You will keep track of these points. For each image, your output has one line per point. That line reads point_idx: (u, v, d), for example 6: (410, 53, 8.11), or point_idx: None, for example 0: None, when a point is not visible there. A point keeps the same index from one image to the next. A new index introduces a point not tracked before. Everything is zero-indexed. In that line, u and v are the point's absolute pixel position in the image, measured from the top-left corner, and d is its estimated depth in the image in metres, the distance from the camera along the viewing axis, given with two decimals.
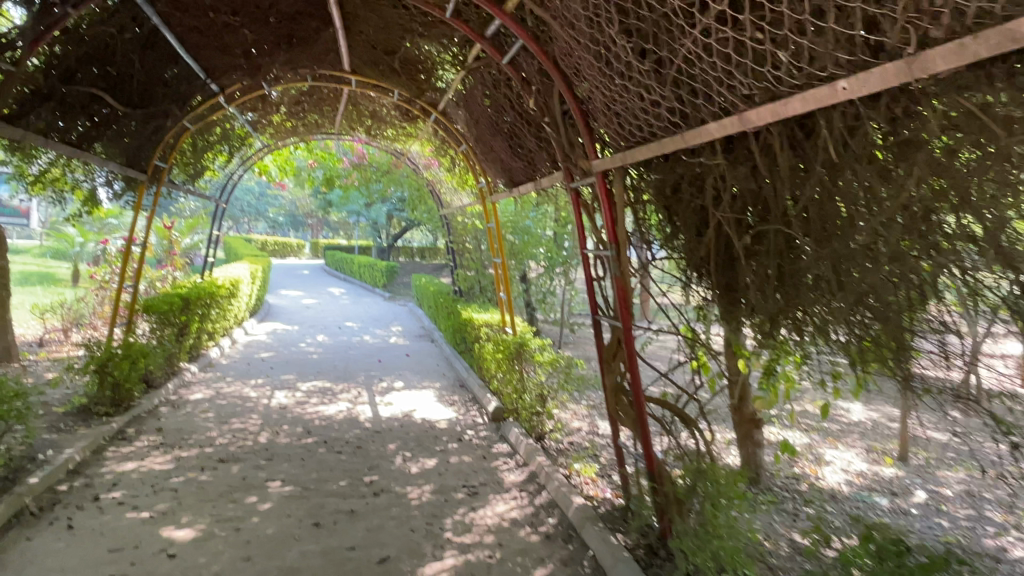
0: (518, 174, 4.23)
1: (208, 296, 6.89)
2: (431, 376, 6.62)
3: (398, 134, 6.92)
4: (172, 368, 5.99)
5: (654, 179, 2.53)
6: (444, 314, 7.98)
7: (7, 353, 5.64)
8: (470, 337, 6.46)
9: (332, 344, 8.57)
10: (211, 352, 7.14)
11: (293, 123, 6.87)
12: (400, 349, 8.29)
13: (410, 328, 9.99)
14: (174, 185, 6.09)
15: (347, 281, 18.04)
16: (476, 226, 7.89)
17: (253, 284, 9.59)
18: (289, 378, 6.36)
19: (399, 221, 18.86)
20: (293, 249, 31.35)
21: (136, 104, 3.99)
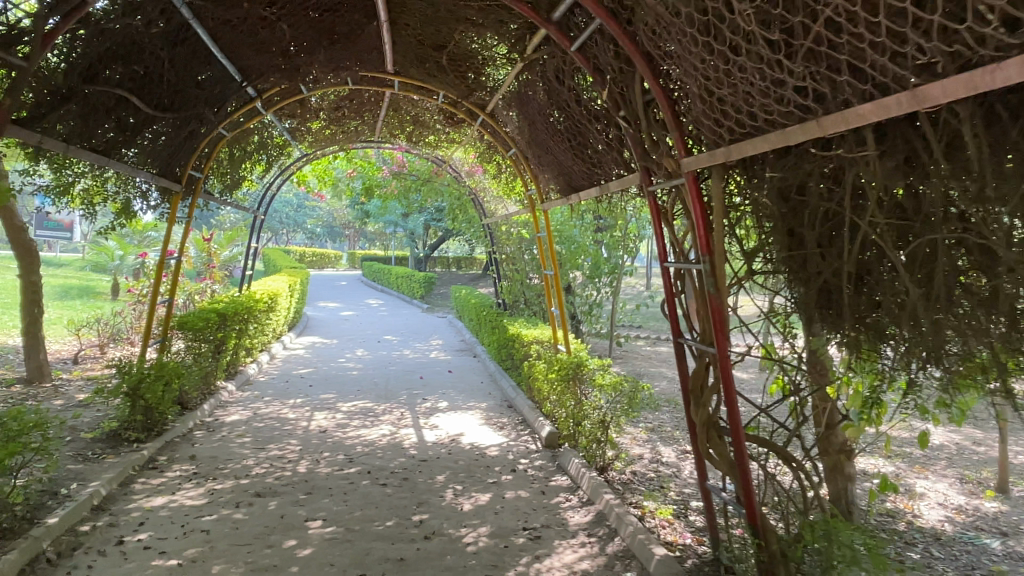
0: (579, 179, 3.84)
1: (245, 311, 6.63)
2: (477, 395, 6.23)
3: (441, 141, 6.58)
4: (208, 387, 5.72)
5: (770, 179, 2.05)
6: (489, 328, 7.60)
7: (40, 373, 5.50)
8: (519, 355, 6.05)
9: (372, 359, 8.26)
10: (249, 369, 6.88)
11: (332, 131, 6.59)
12: (442, 364, 7.95)
13: (451, 342, 9.63)
14: (211, 197, 5.84)
15: (385, 292, 17.83)
16: (522, 236, 7.50)
17: (292, 297, 9.36)
18: (329, 397, 6.03)
19: (436, 231, 18.61)
20: (331, 260, 31.37)
21: (167, 108, 3.70)
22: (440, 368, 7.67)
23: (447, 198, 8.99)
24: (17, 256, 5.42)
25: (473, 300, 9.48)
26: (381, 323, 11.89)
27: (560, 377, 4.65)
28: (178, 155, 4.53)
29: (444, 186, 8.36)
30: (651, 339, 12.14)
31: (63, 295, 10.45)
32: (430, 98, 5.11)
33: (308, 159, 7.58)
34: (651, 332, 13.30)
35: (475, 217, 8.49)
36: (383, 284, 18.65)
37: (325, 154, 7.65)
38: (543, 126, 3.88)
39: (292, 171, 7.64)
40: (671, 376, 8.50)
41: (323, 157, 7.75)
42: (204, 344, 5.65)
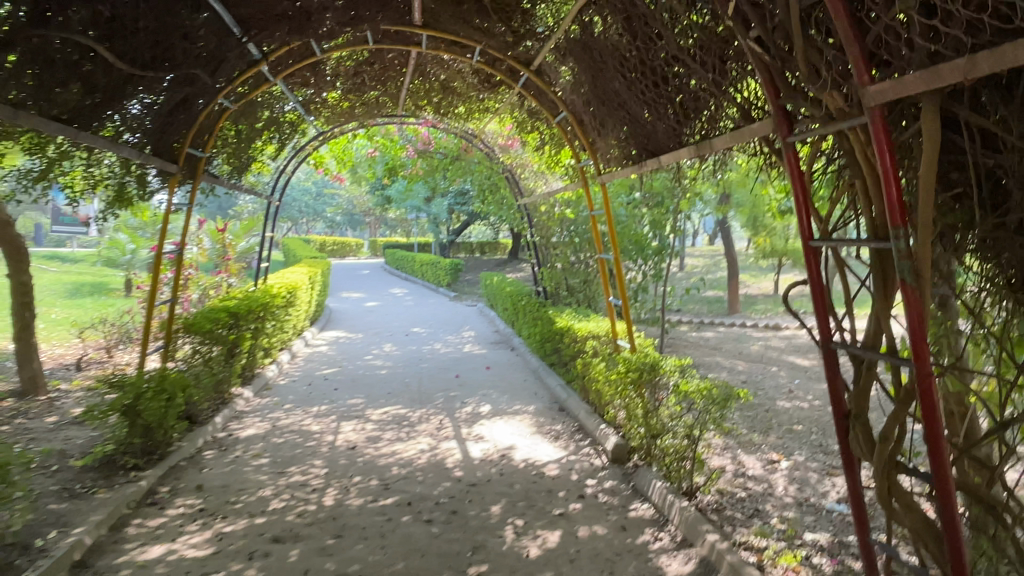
0: (660, 139, 3.10)
1: (261, 307, 5.98)
2: (522, 397, 5.51)
3: (473, 110, 5.84)
4: (221, 396, 5.07)
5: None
6: (530, 320, 6.86)
7: (34, 384, 4.84)
8: (570, 350, 5.33)
9: (400, 354, 7.60)
10: (268, 371, 6.24)
11: (350, 103, 5.89)
12: (478, 360, 7.25)
13: (484, 333, 8.92)
14: (218, 180, 5.17)
15: (408, 280, 17.16)
16: (565, 216, 6.75)
17: (313, 290, 8.71)
18: (357, 404, 5.35)
19: (460, 214, 17.87)
20: (352, 249, 30.80)
21: (147, 64, 2.97)
22: (476, 364, 6.97)
23: (476, 178, 8.26)
24: (4, 254, 4.77)
25: (507, 288, 8.76)
26: (407, 314, 11.22)
27: (629, 380, 3.92)
28: (173, 129, 3.86)
29: (473, 164, 7.63)
30: (695, 324, 11.33)
31: (72, 293, 9.87)
32: (464, 58, 4.37)
33: (326, 139, 6.89)
34: (692, 317, 12.47)
35: (509, 199, 7.75)
36: (407, 273, 17.99)
37: (343, 132, 6.94)
38: (614, 75, 3.14)
39: (309, 153, 6.96)
40: (728, 366, 7.72)
41: (341, 135, 7.06)
42: (214, 346, 4.99)
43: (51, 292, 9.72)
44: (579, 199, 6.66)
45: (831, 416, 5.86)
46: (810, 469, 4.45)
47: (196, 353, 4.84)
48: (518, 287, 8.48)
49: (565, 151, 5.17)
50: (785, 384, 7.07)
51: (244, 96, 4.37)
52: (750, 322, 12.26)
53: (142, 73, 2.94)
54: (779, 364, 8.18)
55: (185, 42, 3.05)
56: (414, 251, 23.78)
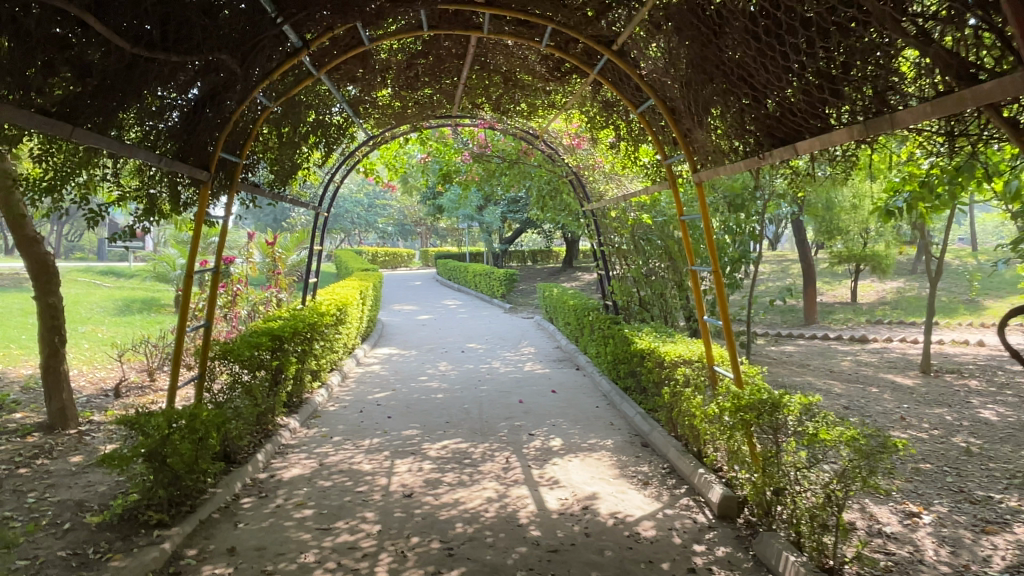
0: (799, 119, 2.44)
1: (309, 325, 5.48)
2: (597, 429, 4.84)
3: (538, 106, 5.24)
4: (263, 429, 4.55)
5: None
6: (600, 337, 6.18)
7: (63, 416, 4.45)
8: (653, 376, 4.64)
9: (457, 374, 7.02)
10: (317, 396, 5.72)
11: (402, 102, 5.36)
12: (541, 381, 6.60)
13: (545, 350, 8.29)
14: (260, 191, 4.68)
15: (461, 291, 16.66)
16: (638, 222, 6.07)
17: (364, 305, 8.22)
18: (412, 436, 4.76)
19: (514, 223, 17.31)
20: (404, 259, 30.57)
21: (156, 43, 2.44)
22: (539, 386, 6.33)
23: (536, 183, 7.65)
24: (31, 274, 4.38)
25: (570, 299, 8.11)
26: (462, 328, 10.67)
27: (741, 420, 3.24)
28: (204, 128, 3.35)
29: (534, 168, 7.02)
30: (772, 338, 10.44)
31: (121, 310, 9.62)
32: (531, 43, 3.77)
33: (376, 145, 6.39)
34: (766, 329, 11.57)
35: (573, 205, 7.09)
36: (459, 284, 17.50)
37: (394, 136, 6.43)
38: (734, 40, 2.48)
39: (358, 160, 6.47)
40: (822, 388, 6.88)
41: (393, 140, 6.55)
42: (257, 372, 4.49)
43: (101, 310, 9.49)
44: (654, 202, 5.98)
45: (959, 452, 5.00)
46: (959, 525, 3.66)
47: (237, 383, 4.33)
48: (581, 300, 7.82)
49: (646, 148, 4.51)
50: (893, 411, 6.21)
51: (284, 93, 3.83)
52: (831, 335, 11.28)
53: (150, 55, 2.42)
54: (879, 384, 7.29)
55: (205, 19, 2.51)
56: (466, 260, 23.32)
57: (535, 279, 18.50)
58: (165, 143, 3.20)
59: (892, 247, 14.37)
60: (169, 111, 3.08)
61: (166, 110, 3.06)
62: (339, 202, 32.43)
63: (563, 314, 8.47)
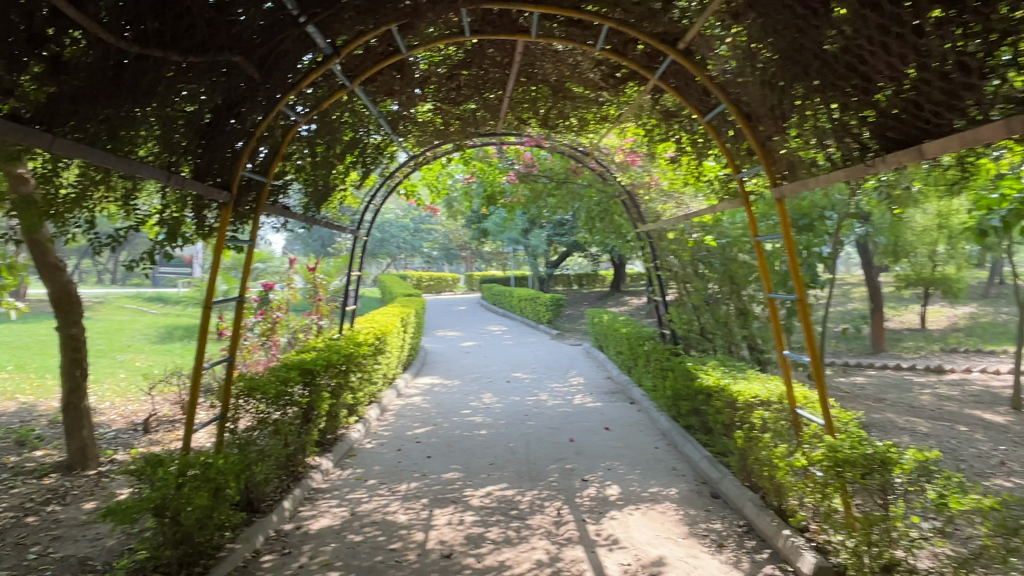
0: (927, 112, 1.99)
1: (345, 355, 5.15)
2: (659, 476, 4.34)
3: (591, 119, 4.85)
4: (293, 471, 4.19)
5: None
6: (657, 370, 5.68)
7: (82, 455, 4.18)
8: (722, 416, 4.13)
9: (503, 407, 6.58)
10: (352, 432, 5.36)
11: (444, 119, 5.03)
12: (592, 415, 6.13)
13: (595, 381, 7.79)
14: (292, 213, 4.38)
15: (506, 317, 16.26)
16: (699, 242, 5.59)
17: (405, 333, 7.88)
18: (453, 481, 4.34)
19: (560, 247, 16.89)
20: (448, 283, 30.42)
21: (148, 40, 2.13)
22: (591, 421, 5.85)
23: (585, 204, 7.24)
24: (53, 303, 4.14)
25: (621, 326, 7.63)
26: (506, 356, 10.26)
27: (839, 476, 2.78)
28: (221, 144, 3.02)
29: (583, 188, 6.61)
30: (839, 368, 9.71)
31: (163, 338, 9.50)
32: (584, 47, 3.36)
33: (417, 165, 6.08)
34: (832, 358, 10.81)
35: (626, 226, 6.63)
36: (504, 309, 17.12)
37: (436, 156, 6.11)
38: (843, 14, 2.03)
39: (399, 181, 6.16)
40: (905, 426, 6.21)
41: (435, 160, 6.23)
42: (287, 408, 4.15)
43: (142, 338, 9.38)
44: (716, 222, 5.49)
45: None
46: None
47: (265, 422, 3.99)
48: (634, 327, 7.33)
49: (712, 162, 4.06)
50: (991, 454, 5.50)
51: (314, 107, 3.51)
52: (903, 364, 10.47)
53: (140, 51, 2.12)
54: (969, 422, 6.56)
55: (211, 12, 2.18)
56: (511, 284, 22.96)
57: (581, 304, 18.00)
58: (181, 160, 2.89)
59: (965, 269, 13.45)
60: (180, 122, 2.75)
61: (176, 121, 2.73)
62: (385, 227, 32.57)
63: (615, 342, 7.97)
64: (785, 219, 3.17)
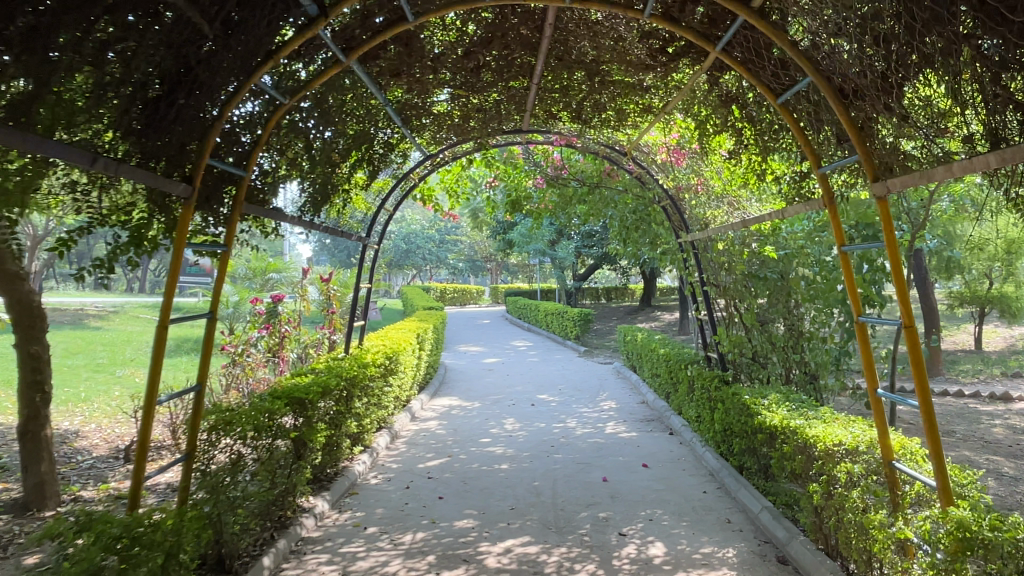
0: None
1: (348, 378, 4.53)
2: (711, 532, 3.64)
3: (632, 108, 4.21)
4: (280, 517, 3.57)
5: None
6: (703, 399, 4.98)
7: (40, 492, 3.63)
8: (791, 463, 3.42)
9: (527, 435, 5.91)
10: (356, 465, 4.74)
11: (463, 110, 4.41)
12: (627, 448, 5.43)
13: (628, 406, 7.08)
14: (286, 216, 3.80)
15: (531, 331, 15.59)
16: (753, 253, 4.89)
17: (422, 350, 7.26)
18: (466, 531, 3.68)
19: (588, 259, 16.19)
20: (472, 295, 29.92)
21: None
22: (626, 456, 5.16)
23: (620, 211, 6.58)
24: (11, 315, 3.61)
25: (659, 346, 6.91)
26: (531, 375, 9.58)
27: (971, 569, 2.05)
28: (175, 125, 2.46)
29: (619, 192, 5.95)
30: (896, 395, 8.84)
31: (170, 351, 9.00)
32: (629, 13, 2.66)
33: (435, 166, 5.48)
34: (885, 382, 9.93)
35: (666, 236, 5.95)
36: (529, 324, 16.45)
37: (456, 155, 5.50)
38: None
39: (414, 184, 5.57)
40: (989, 467, 5.39)
41: (455, 160, 5.63)
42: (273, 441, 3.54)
43: (148, 351, 8.90)
44: (773, 231, 4.79)
45: None
46: None
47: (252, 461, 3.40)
48: (673, 348, 6.61)
49: (781, 156, 3.38)
50: None
51: (299, 88, 2.88)
52: (965, 390, 9.55)
53: None
54: None
55: None
56: (536, 298, 22.28)
57: (610, 320, 17.26)
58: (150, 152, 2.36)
59: None
60: (110, 96, 2.19)
61: (103, 95, 2.17)
62: (410, 238, 32.14)
63: (650, 364, 7.25)
64: (889, 222, 2.47)
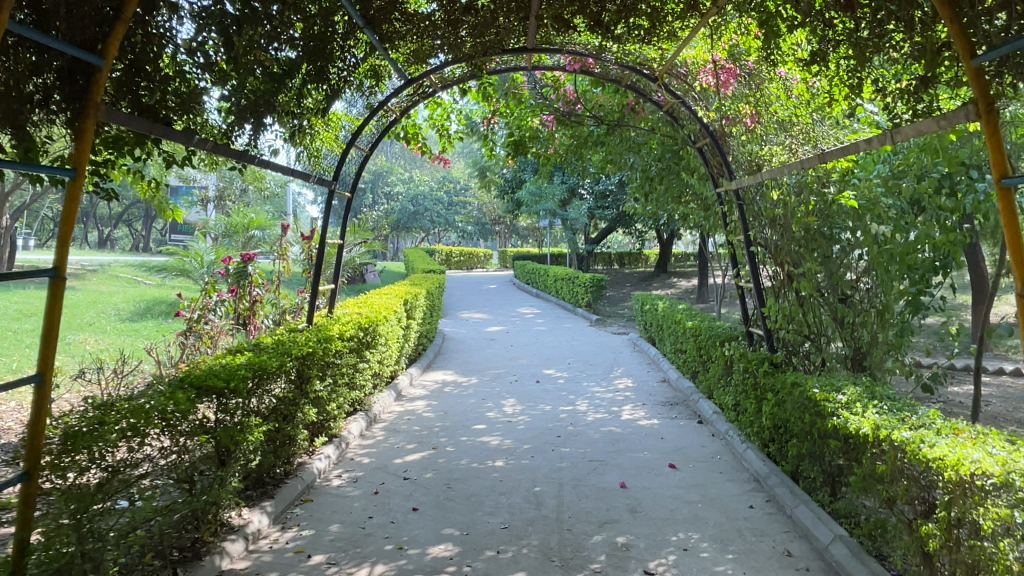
0: None
1: (303, 356, 3.60)
2: (769, 570, 2.72)
3: (673, 4, 3.17)
4: (193, 541, 2.68)
5: None
6: (746, 386, 4.02)
7: None
8: (887, 489, 2.47)
9: (529, 421, 5.00)
10: (316, 461, 3.84)
11: (446, 12, 3.37)
12: (648, 441, 4.51)
13: (647, 387, 6.15)
14: (208, 142, 2.84)
15: (540, 298, 14.64)
16: (817, 205, 3.88)
17: (412, 319, 6.33)
18: (440, 564, 2.77)
19: (602, 221, 15.12)
20: (480, 259, 29.00)
21: None
22: (648, 452, 4.24)
23: (644, 159, 5.55)
24: None
25: (685, 319, 5.94)
26: (537, 347, 8.65)
27: None
28: None
29: (646, 133, 4.92)
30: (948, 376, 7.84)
31: (138, 315, 8.11)
32: None
33: (421, 95, 4.48)
34: None
35: (700, 188, 4.93)
36: (538, 290, 15.46)
37: (446, 83, 4.48)
38: None
39: (395, 119, 4.57)
40: None
41: (446, 90, 4.61)
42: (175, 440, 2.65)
43: (113, 314, 8.02)
44: (843, 176, 3.78)
45: None
46: None
47: (151, 470, 2.50)
48: (701, 321, 5.64)
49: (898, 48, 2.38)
50: None
51: None
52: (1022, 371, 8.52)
53: None
54: None
55: None
56: (546, 263, 21.21)
57: (623, 287, 16.25)
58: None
59: None
60: None
61: None
62: (418, 199, 31.05)
63: (674, 338, 6.30)
64: None
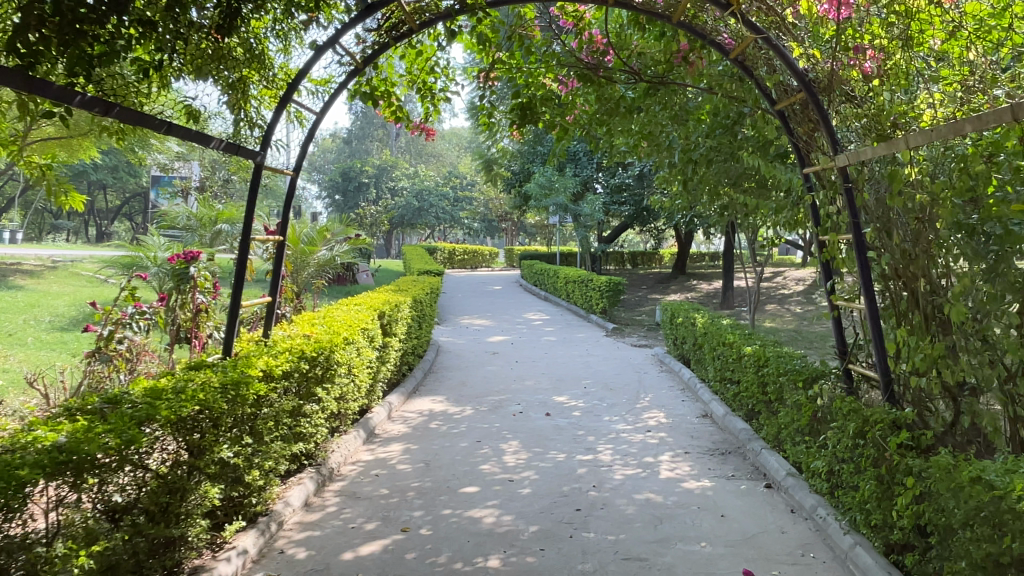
0: None
1: (190, 412, 2.36)
2: None
3: None
4: None
5: None
6: (857, 455, 2.73)
7: None
8: None
9: (536, 482, 3.71)
10: (222, 563, 2.58)
11: None
12: (703, 519, 3.22)
13: (685, 425, 4.85)
14: None
15: (550, 301, 13.33)
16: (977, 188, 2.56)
17: (392, 336, 5.06)
18: None
19: (618, 217, 13.80)
20: (485, 258, 27.77)
21: None
22: (708, 544, 2.95)
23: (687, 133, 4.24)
24: None
25: (737, 341, 4.65)
26: (546, 363, 7.36)
27: None
28: None
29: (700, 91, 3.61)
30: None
31: (76, 322, 6.86)
32: None
33: (390, 34, 3.21)
34: None
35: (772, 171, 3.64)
36: (547, 294, 14.16)
37: (425, 17, 3.19)
38: None
39: (355, 69, 3.32)
40: None
41: (428, 29, 3.34)
42: None
43: (45, 322, 6.76)
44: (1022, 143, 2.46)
45: None
46: None
47: None
48: (761, 346, 4.35)
49: None
50: None
51: None
52: None
53: None
54: None
55: None
56: (556, 263, 19.84)
57: (638, 290, 14.92)
58: None
59: None
60: None
61: None
62: (422, 195, 29.73)
63: (720, 363, 5.00)
64: None
